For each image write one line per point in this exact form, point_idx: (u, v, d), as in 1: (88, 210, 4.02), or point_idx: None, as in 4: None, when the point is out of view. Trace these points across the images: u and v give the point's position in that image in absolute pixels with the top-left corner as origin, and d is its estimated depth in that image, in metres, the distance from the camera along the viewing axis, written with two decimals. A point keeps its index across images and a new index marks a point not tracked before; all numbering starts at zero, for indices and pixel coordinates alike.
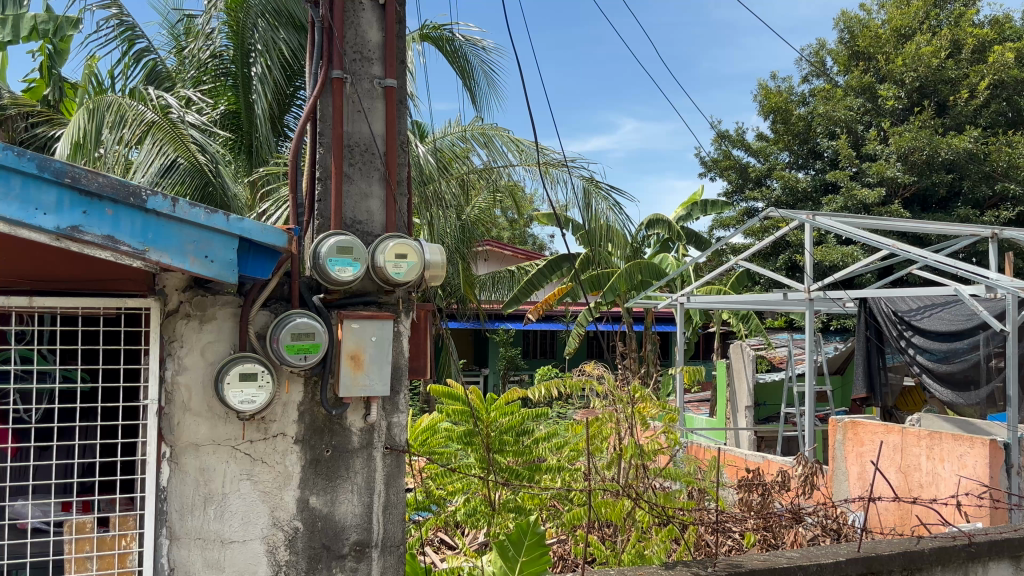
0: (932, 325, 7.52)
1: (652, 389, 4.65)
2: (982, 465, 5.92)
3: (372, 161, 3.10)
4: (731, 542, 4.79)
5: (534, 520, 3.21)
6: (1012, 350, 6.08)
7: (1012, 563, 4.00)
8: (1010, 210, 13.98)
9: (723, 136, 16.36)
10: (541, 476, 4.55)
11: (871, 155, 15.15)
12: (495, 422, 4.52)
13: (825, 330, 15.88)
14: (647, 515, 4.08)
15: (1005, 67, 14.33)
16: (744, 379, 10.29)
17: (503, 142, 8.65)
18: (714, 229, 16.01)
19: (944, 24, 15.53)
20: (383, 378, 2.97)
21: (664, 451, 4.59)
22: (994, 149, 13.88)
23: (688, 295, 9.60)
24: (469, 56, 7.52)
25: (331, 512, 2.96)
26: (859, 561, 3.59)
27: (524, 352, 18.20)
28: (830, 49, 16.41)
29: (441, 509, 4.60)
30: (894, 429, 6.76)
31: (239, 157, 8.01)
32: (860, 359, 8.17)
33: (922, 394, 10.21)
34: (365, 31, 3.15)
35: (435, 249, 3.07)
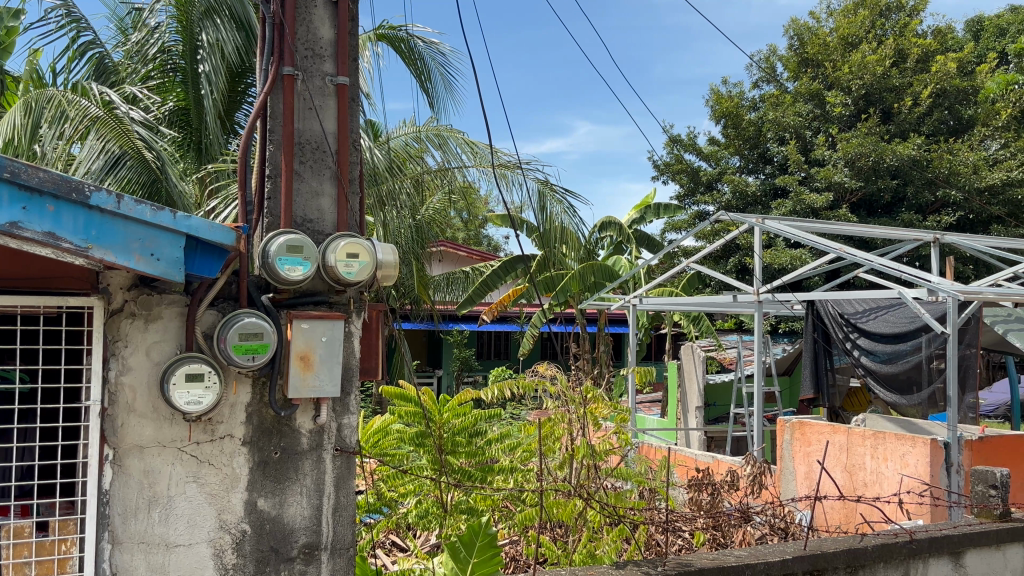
0: (876, 328, 7.69)
1: (604, 389, 4.68)
2: (923, 464, 6.08)
3: (324, 159, 3.07)
4: (680, 541, 4.86)
5: (486, 521, 3.21)
6: (953, 352, 6.24)
7: (952, 558, 4.10)
8: (951, 215, 14.40)
9: (675, 140, 16.54)
10: (492, 477, 4.55)
11: (819, 161, 15.45)
12: (447, 423, 4.51)
13: (774, 332, 16.16)
14: (598, 515, 4.11)
15: (947, 77, 14.88)
16: (695, 380, 10.40)
17: (458, 144, 8.71)
18: (666, 232, 16.17)
19: (889, 34, 15.91)
20: (333, 378, 2.94)
21: (615, 451, 4.62)
22: (937, 157, 14.27)
23: (641, 297, 9.68)
24: (425, 56, 7.50)
25: (280, 514, 2.92)
26: (806, 559, 3.65)
27: (478, 353, 18.20)
28: (780, 56, 16.71)
29: (392, 511, 4.56)
30: (841, 429, 6.89)
31: (187, 156, 7.84)
32: (807, 360, 8.46)
33: (866, 394, 10.45)
34: (317, 27, 3.12)
35: (387, 249, 3.06)
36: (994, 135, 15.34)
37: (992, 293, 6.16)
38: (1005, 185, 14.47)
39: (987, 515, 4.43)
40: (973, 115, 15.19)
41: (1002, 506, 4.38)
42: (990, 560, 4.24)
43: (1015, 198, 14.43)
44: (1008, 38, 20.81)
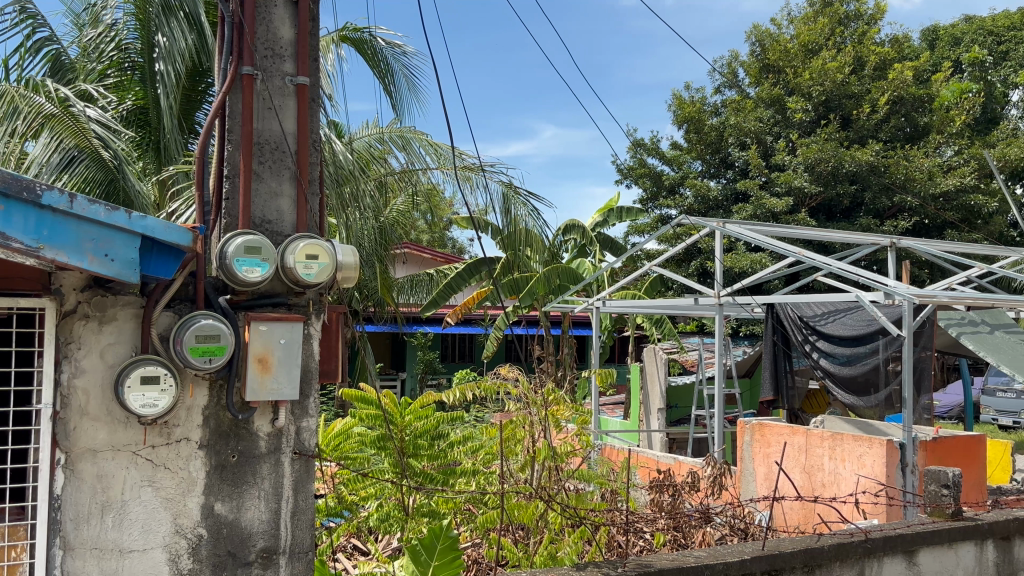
0: (835, 331, 7.81)
1: (566, 391, 4.66)
2: (879, 464, 6.20)
3: (283, 159, 3.04)
4: (642, 542, 4.88)
5: (447, 524, 3.20)
6: (908, 354, 6.35)
7: (905, 557, 4.18)
8: (907, 220, 14.68)
9: (638, 144, 16.66)
10: (455, 480, 4.51)
11: (780, 166, 15.65)
12: (409, 426, 4.50)
13: (736, 335, 16.33)
14: (558, 517, 4.09)
15: (904, 85, 15.20)
16: (657, 381, 10.49)
17: (422, 146, 8.69)
18: (629, 235, 16.27)
19: (848, 41, 16.18)
20: (291, 381, 2.91)
21: (577, 453, 4.62)
22: (893, 163, 14.54)
23: (603, 299, 9.72)
24: (389, 59, 7.46)
25: (237, 518, 2.89)
26: (763, 559, 3.70)
27: (442, 356, 18.16)
28: (742, 61, 16.90)
29: (353, 515, 4.52)
30: (799, 431, 6.98)
31: (147, 155, 7.74)
32: (767, 362, 8.57)
33: (824, 396, 10.62)
34: (277, 27, 3.09)
35: (348, 250, 3.04)
36: (948, 142, 15.69)
37: (946, 297, 6.28)
38: (959, 191, 14.80)
39: (939, 514, 4.51)
40: (928, 122, 15.53)
41: (954, 506, 4.47)
42: (943, 559, 4.31)
43: (968, 204, 14.77)
44: (961, 48, 21.32)
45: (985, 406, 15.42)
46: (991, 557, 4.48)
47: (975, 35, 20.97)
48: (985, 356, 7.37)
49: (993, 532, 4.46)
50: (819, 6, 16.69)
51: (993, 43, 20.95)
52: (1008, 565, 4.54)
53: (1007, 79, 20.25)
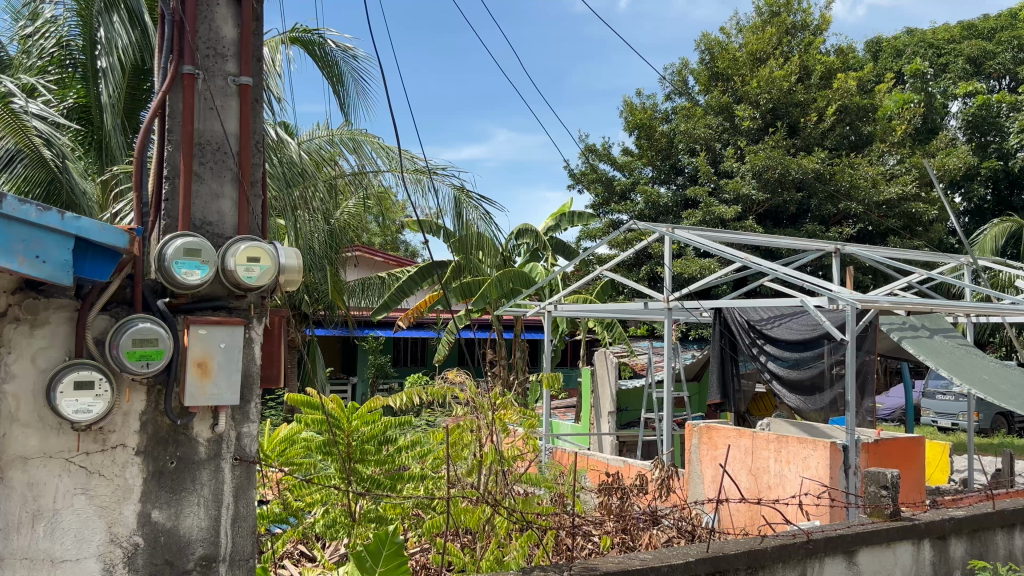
0: (781, 335, 7.93)
1: (513, 395, 4.64)
2: (823, 466, 6.32)
3: (224, 160, 3.00)
4: (590, 545, 4.89)
5: (392, 529, 3.17)
6: (851, 358, 6.47)
7: (846, 557, 4.26)
8: (852, 227, 15.01)
9: (590, 149, 16.78)
10: (402, 485, 4.47)
11: (728, 173, 15.88)
12: (355, 432, 4.41)
13: (686, 339, 16.53)
14: (504, 522, 4.09)
15: (848, 94, 15.59)
16: (608, 385, 10.55)
17: (372, 148, 8.62)
18: (581, 239, 16.36)
19: (795, 51, 16.54)
20: (232, 385, 2.87)
21: (523, 457, 4.60)
22: (839, 171, 14.87)
23: (555, 303, 9.74)
24: (338, 61, 7.36)
25: (175, 526, 2.82)
26: (707, 561, 3.73)
27: (394, 360, 18.08)
28: (692, 69, 17.13)
29: (299, 521, 4.44)
30: (746, 433, 7.08)
31: (90, 156, 7.58)
32: (714, 366, 8.65)
33: (771, 399, 10.79)
34: (220, 26, 3.05)
35: (292, 253, 3.02)
36: (891, 151, 16.17)
37: (888, 302, 6.42)
38: (901, 199, 15.19)
39: (878, 514, 4.61)
40: (872, 131, 15.94)
41: (892, 506, 4.57)
42: (881, 559, 4.40)
43: (910, 211, 15.18)
44: (903, 60, 21.96)
45: (925, 409, 15.82)
46: (927, 557, 4.58)
47: (916, 47, 21.61)
48: (925, 360, 7.53)
49: (929, 531, 4.57)
50: (766, 16, 17.03)
51: (933, 55, 21.60)
52: (944, 564, 4.65)
53: (947, 90, 20.89)
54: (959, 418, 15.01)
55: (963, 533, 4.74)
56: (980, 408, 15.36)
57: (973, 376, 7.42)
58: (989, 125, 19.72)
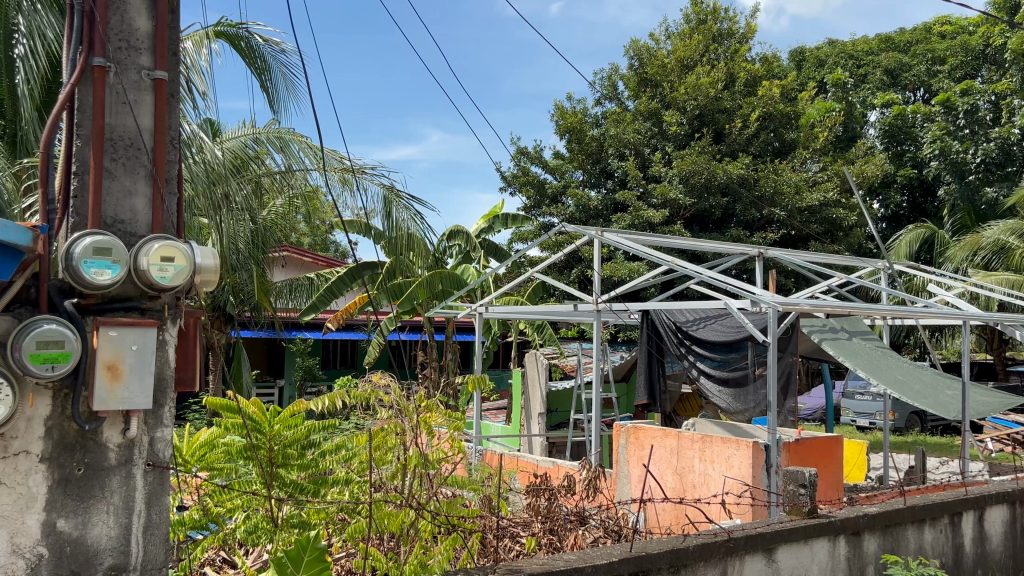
0: (707, 336, 8.06)
1: (437, 397, 4.59)
2: (746, 466, 6.47)
3: (137, 157, 2.89)
4: (517, 547, 4.90)
5: (315, 535, 3.13)
6: (773, 359, 6.61)
7: (765, 555, 4.35)
8: (775, 232, 15.42)
9: (522, 152, 16.86)
10: (327, 490, 4.37)
11: (656, 178, 16.12)
12: (278, 435, 4.26)
13: (615, 340, 16.71)
14: (429, 524, 4.03)
15: (772, 101, 16.05)
16: (538, 387, 10.59)
17: (300, 148, 8.44)
18: (513, 242, 16.39)
19: (721, 58, 16.99)
20: (144, 389, 2.78)
21: (448, 459, 4.55)
22: (763, 176, 15.25)
23: (486, 304, 9.72)
24: (266, 56, 7.14)
25: (82, 535, 2.72)
26: (630, 561, 3.76)
27: (322, 362, 17.86)
28: (621, 75, 17.35)
29: (220, 528, 4.29)
30: (671, 434, 7.19)
31: (16, 151, 7.30)
32: (642, 367, 8.75)
33: (697, 400, 11.00)
34: (133, 18, 2.95)
35: (207, 252, 2.97)
36: (812, 158, 16.71)
37: (808, 304, 6.59)
38: (822, 205, 15.71)
39: (797, 512, 4.72)
40: (795, 138, 16.47)
41: (810, 504, 4.69)
42: (799, 555, 4.51)
43: (831, 217, 15.70)
44: (825, 69, 22.71)
45: (845, 408, 16.32)
46: (843, 553, 4.72)
47: (837, 58, 22.36)
48: (844, 360, 7.75)
49: (844, 528, 4.70)
50: (693, 23, 17.45)
51: (853, 66, 22.45)
52: (858, 560, 4.79)
53: (866, 100, 21.61)
54: (875, 417, 15.55)
55: (877, 529, 4.88)
56: (896, 407, 15.94)
57: (890, 377, 7.66)
58: (905, 135, 20.50)
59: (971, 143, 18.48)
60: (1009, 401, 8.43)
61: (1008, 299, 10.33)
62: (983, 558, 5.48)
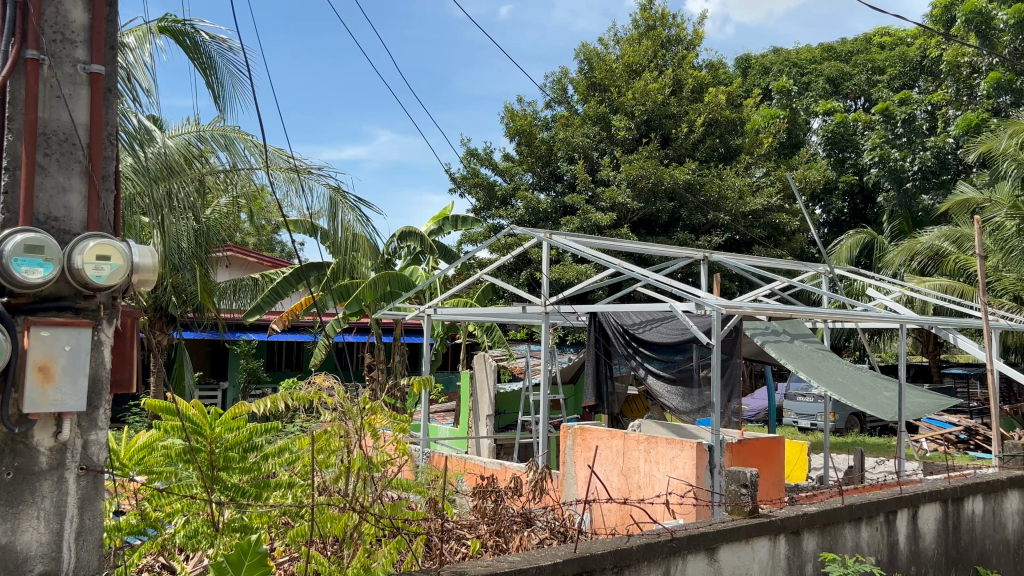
0: (653, 338, 8.14)
1: (383, 399, 4.53)
2: (690, 466, 6.55)
3: (73, 152, 2.82)
4: (463, 548, 4.88)
5: (255, 539, 3.09)
6: (716, 360, 6.69)
7: (707, 554, 4.41)
8: (720, 236, 15.68)
9: (471, 154, 16.87)
10: (269, 492, 4.29)
11: (604, 181, 16.24)
12: (218, 438, 4.16)
13: (563, 342, 16.79)
14: (373, 527, 3.97)
15: (717, 108, 16.33)
16: (486, 389, 10.60)
17: (244, 146, 8.32)
18: (462, 244, 16.37)
19: (669, 64, 17.25)
20: (78, 392, 2.71)
21: (393, 461, 4.49)
22: (708, 182, 15.52)
23: (435, 306, 9.67)
24: (212, 53, 6.84)
25: (11, 541, 2.64)
26: (574, 561, 3.77)
27: (267, 364, 17.63)
28: (571, 78, 17.46)
29: (158, 532, 4.16)
30: (617, 434, 7.25)
31: None
32: (589, 368, 8.78)
33: (643, 401, 11.11)
34: (68, 10, 2.88)
35: (146, 251, 2.91)
36: (756, 164, 17.04)
37: (750, 307, 6.69)
38: (766, 210, 16.05)
39: (738, 512, 4.80)
40: (740, 144, 16.81)
41: (751, 504, 4.77)
42: (739, 554, 4.57)
43: (774, 222, 16.04)
44: (770, 77, 23.14)
45: (787, 410, 16.63)
46: (782, 551, 4.80)
47: (782, 66, 22.79)
48: (785, 362, 7.90)
49: (784, 527, 4.79)
50: (642, 28, 17.69)
51: (797, 74, 22.93)
52: (797, 558, 4.89)
53: (809, 108, 22.09)
54: (817, 418, 15.88)
55: (815, 528, 4.98)
56: (836, 408, 16.31)
57: (830, 378, 7.84)
58: (846, 142, 20.97)
59: (909, 152, 19.01)
60: (942, 402, 8.67)
61: (942, 303, 10.64)
62: (917, 555, 5.64)
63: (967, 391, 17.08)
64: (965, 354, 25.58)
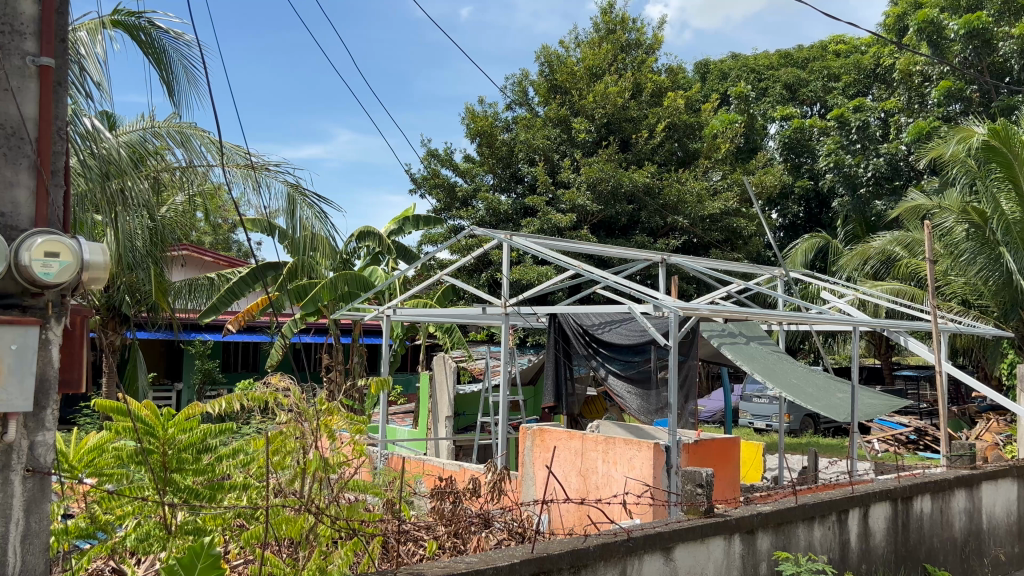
0: (613, 339, 8.17)
1: (339, 399, 4.48)
2: (647, 466, 6.61)
3: (20, 147, 2.76)
4: (420, 549, 4.85)
5: (209, 541, 3.06)
6: (673, 361, 6.73)
7: (663, 554, 4.45)
8: (677, 239, 15.85)
9: (432, 155, 16.83)
10: (223, 494, 4.23)
11: (564, 183, 16.30)
12: (172, 439, 4.08)
13: (523, 344, 16.82)
14: (329, 529, 3.95)
15: (676, 113, 16.54)
16: (446, 390, 10.58)
17: (201, 143, 8.19)
18: (422, 245, 16.32)
19: (628, 68, 17.41)
20: (23, 391, 2.64)
21: (349, 463, 4.44)
22: (666, 186, 15.67)
23: (394, 307, 9.61)
24: (166, 47, 6.70)
25: None
26: (531, 562, 3.78)
27: (223, 365, 17.39)
28: (532, 81, 17.51)
29: (108, 536, 4.07)
30: (576, 435, 7.29)
31: None
32: (549, 369, 8.78)
33: (601, 402, 11.16)
34: (17, 1, 2.82)
35: (97, 248, 2.85)
36: (715, 168, 17.23)
37: (707, 309, 6.75)
38: (723, 214, 16.25)
39: (694, 511, 4.85)
40: (698, 148, 17.09)
41: (706, 503, 4.83)
42: (695, 553, 4.62)
43: (731, 225, 16.26)
44: (728, 82, 23.45)
45: (742, 411, 16.84)
46: (737, 551, 4.86)
47: (740, 71, 23.09)
48: (741, 364, 7.99)
49: (739, 526, 4.85)
50: (603, 32, 17.81)
51: (754, 80, 23.26)
52: (751, 557, 4.95)
53: (766, 113, 22.51)
54: (772, 419, 16.10)
55: (769, 527, 5.05)
56: (791, 410, 16.57)
57: (785, 380, 7.95)
58: (802, 148, 21.31)
59: (862, 158, 19.42)
60: (893, 404, 8.84)
61: (894, 306, 10.85)
62: (867, 553, 5.74)
63: (917, 393, 17.47)
64: (915, 357, 26.17)
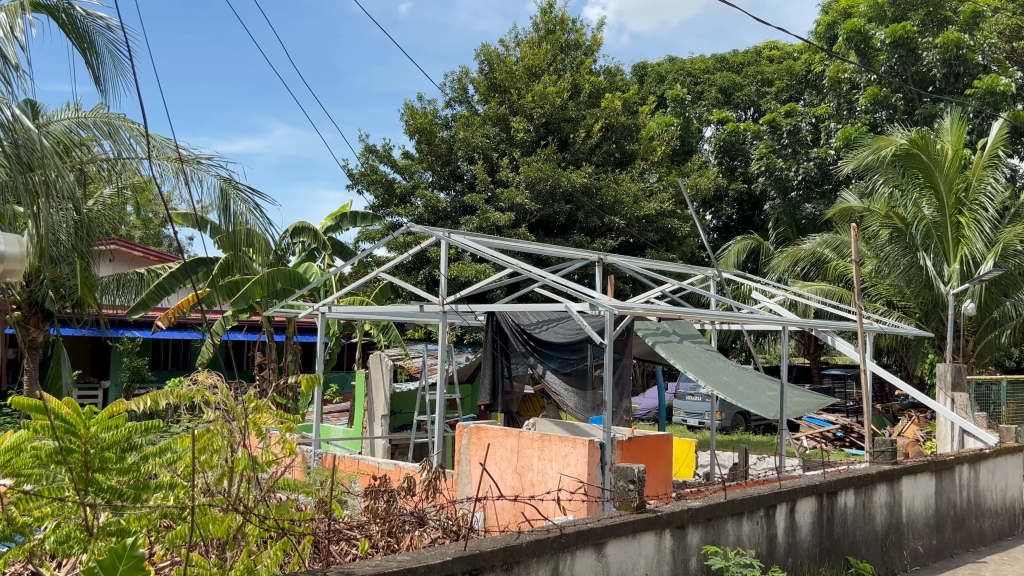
0: (550, 338, 8.21)
1: (270, 397, 4.39)
2: (582, 464, 6.67)
3: None
4: (352, 548, 4.80)
5: (131, 543, 2.98)
6: (609, 359, 6.75)
7: (595, 549, 4.48)
8: (614, 239, 16.05)
9: (370, 151, 16.69)
10: (148, 494, 4.10)
11: (503, 182, 16.36)
12: (95, 438, 3.92)
13: (460, 342, 16.80)
14: (258, 528, 3.87)
15: (614, 114, 16.73)
16: (382, 388, 10.52)
17: (130, 134, 7.94)
18: (360, 241, 16.17)
19: (567, 68, 17.57)
20: None
21: (280, 461, 4.37)
22: (604, 186, 15.84)
23: (329, 304, 9.48)
24: (91, 32, 6.47)
25: None
26: (463, 560, 3.78)
27: (152, 363, 16.95)
28: (471, 78, 17.48)
29: (26, 539, 3.89)
30: (512, 433, 7.30)
31: None
32: (486, 368, 8.75)
33: (538, 401, 11.21)
34: None
35: (13, 239, 2.92)
36: (651, 170, 17.46)
37: (642, 308, 6.80)
38: (659, 215, 16.49)
39: (626, 507, 4.91)
40: (635, 150, 17.34)
41: (638, 499, 4.90)
42: (627, 548, 4.68)
43: (666, 227, 16.51)
44: (665, 85, 23.83)
45: (676, 409, 17.10)
46: (667, 546, 4.94)
47: (676, 75, 23.48)
48: (674, 363, 8.09)
49: (669, 522, 4.93)
50: (542, 32, 17.90)
51: (691, 83, 23.61)
52: (681, 553, 5.03)
53: (702, 117, 22.99)
54: (704, 417, 16.42)
55: (699, 522, 5.15)
56: (723, 407, 16.92)
57: (716, 378, 8.08)
58: (737, 151, 21.75)
59: (794, 162, 19.92)
60: (820, 402, 9.06)
61: (822, 307, 11.13)
62: (793, 547, 5.88)
63: (843, 391, 17.99)
64: (844, 356, 26.96)
